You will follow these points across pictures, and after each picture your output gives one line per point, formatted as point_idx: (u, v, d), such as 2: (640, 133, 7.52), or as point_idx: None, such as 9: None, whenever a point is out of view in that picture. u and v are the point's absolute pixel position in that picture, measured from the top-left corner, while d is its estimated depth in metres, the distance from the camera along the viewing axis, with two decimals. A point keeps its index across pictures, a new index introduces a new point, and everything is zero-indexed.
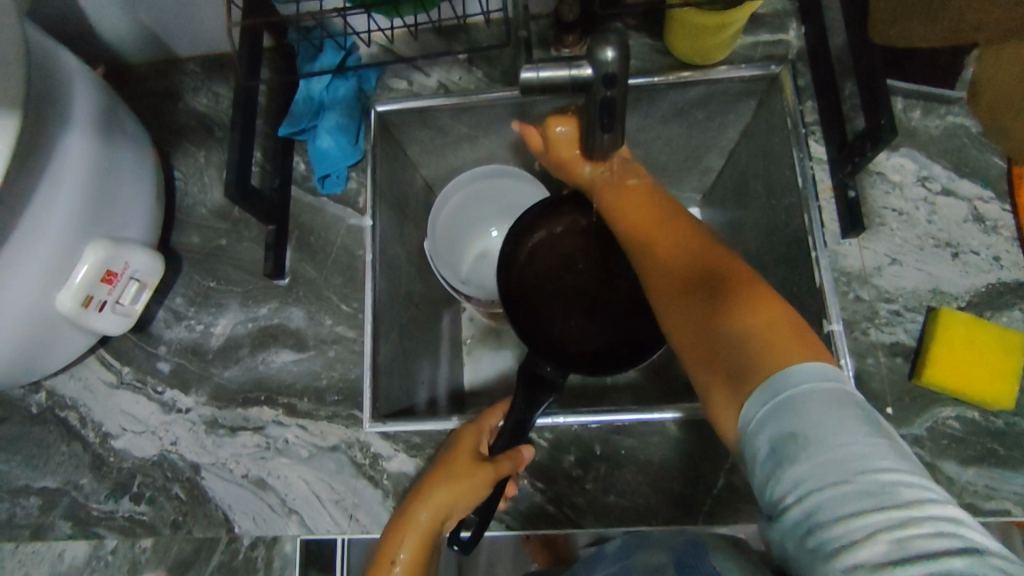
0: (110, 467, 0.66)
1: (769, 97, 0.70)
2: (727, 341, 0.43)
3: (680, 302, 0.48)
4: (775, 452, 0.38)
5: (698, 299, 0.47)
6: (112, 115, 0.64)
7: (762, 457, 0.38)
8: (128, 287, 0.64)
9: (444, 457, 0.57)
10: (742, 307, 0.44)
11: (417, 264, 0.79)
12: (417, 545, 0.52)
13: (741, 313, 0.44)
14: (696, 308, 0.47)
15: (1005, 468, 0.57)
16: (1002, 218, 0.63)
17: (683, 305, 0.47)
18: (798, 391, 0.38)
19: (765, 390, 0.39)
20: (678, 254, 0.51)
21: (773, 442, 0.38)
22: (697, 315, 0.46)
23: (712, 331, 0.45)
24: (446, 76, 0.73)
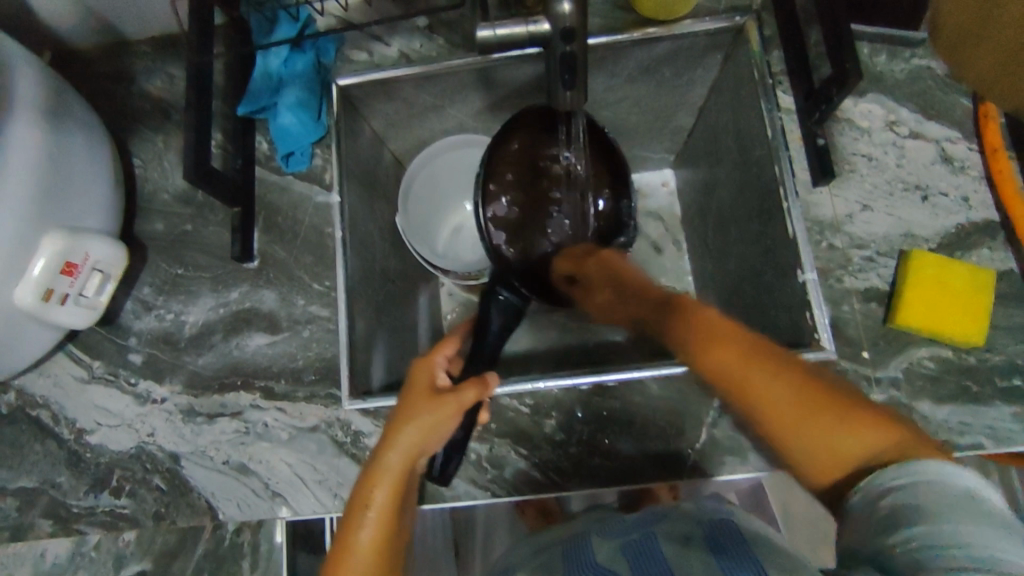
0: (87, 463, 0.65)
1: (734, 50, 0.69)
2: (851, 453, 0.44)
3: (779, 387, 0.48)
4: (891, 515, 0.38)
5: (811, 420, 0.46)
6: (61, 101, 0.61)
7: (875, 519, 0.39)
8: (91, 278, 0.63)
9: (406, 395, 0.55)
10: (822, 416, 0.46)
11: (390, 240, 0.78)
12: (390, 487, 0.50)
13: (858, 433, 0.44)
14: (813, 430, 0.45)
15: (977, 403, 0.58)
16: (969, 158, 0.63)
17: (782, 389, 0.47)
18: (930, 473, 0.39)
19: (901, 470, 0.40)
20: (773, 378, 0.48)
21: (891, 508, 0.39)
22: (812, 437, 0.45)
23: (823, 441, 0.45)
24: (407, 44, 0.71)
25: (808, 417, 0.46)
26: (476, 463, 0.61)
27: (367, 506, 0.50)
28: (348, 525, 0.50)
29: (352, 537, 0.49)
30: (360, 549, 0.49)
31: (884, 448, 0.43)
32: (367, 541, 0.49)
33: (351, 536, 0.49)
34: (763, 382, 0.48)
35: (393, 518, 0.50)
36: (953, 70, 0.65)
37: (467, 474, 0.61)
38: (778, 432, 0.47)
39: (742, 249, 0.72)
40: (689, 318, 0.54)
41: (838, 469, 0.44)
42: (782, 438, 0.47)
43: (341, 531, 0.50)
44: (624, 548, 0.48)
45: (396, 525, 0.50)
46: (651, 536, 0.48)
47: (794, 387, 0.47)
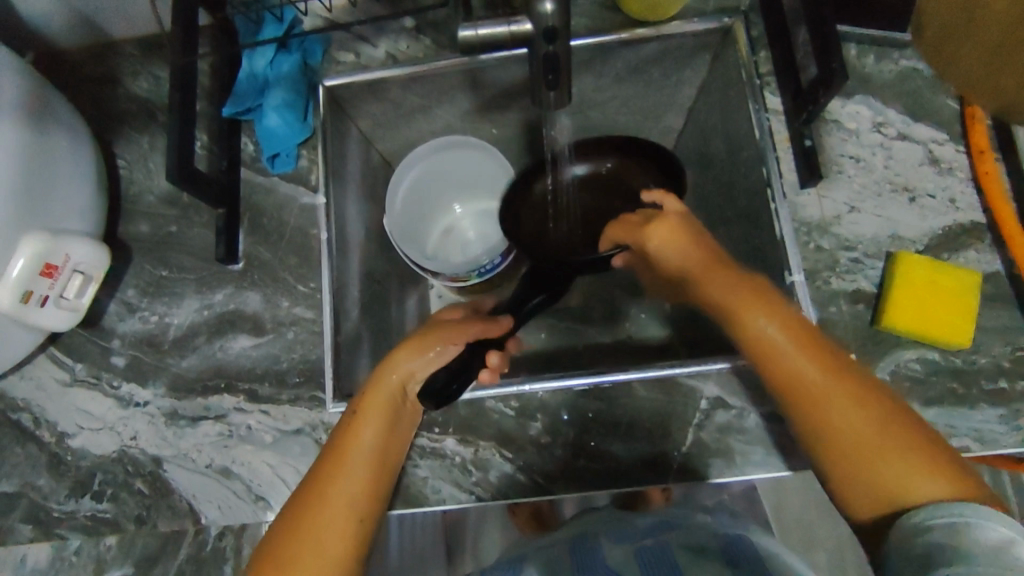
0: (68, 467, 0.64)
1: (722, 50, 0.68)
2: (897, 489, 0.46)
3: (860, 417, 0.48)
4: (928, 553, 0.41)
5: (890, 460, 0.46)
6: (43, 100, 0.61)
7: (916, 551, 0.42)
8: (72, 280, 0.62)
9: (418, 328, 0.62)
10: (901, 461, 0.46)
11: (378, 242, 0.77)
12: (387, 396, 0.56)
13: (932, 479, 0.45)
14: (875, 467, 0.46)
15: (964, 405, 0.57)
16: (956, 160, 0.63)
17: (863, 420, 0.47)
18: (968, 518, 0.42)
19: (944, 509, 0.43)
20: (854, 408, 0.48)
21: (927, 548, 0.42)
22: (883, 473, 0.46)
23: (896, 484, 0.46)
24: (394, 45, 0.71)
25: (882, 455, 0.46)
26: (460, 466, 0.61)
27: (365, 413, 0.56)
28: (347, 435, 0.55)
29: (351, 442, 0.55)
30: (358, 453, 0.54)
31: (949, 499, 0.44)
32: (364, 446, 0.54)
33: (350, 447, 0.54)
34: (851, 410, 0.48)
35: (387, 426, 0.56)
36: (939, 72, 0.65)
37: (452, 477, 0.60)
38: (849, 462, 0.47)
39: (730, 251, 0.71)
40: (786, 314, 0.52)
41: (875, 501, 0.46)
42: (837, 466, 0.48)
43: (340, 441, 0.55)
44: (639, 553, 0.48)
45: (390, 433, 0.56)
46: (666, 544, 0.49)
47: (879, 426, 0.47)
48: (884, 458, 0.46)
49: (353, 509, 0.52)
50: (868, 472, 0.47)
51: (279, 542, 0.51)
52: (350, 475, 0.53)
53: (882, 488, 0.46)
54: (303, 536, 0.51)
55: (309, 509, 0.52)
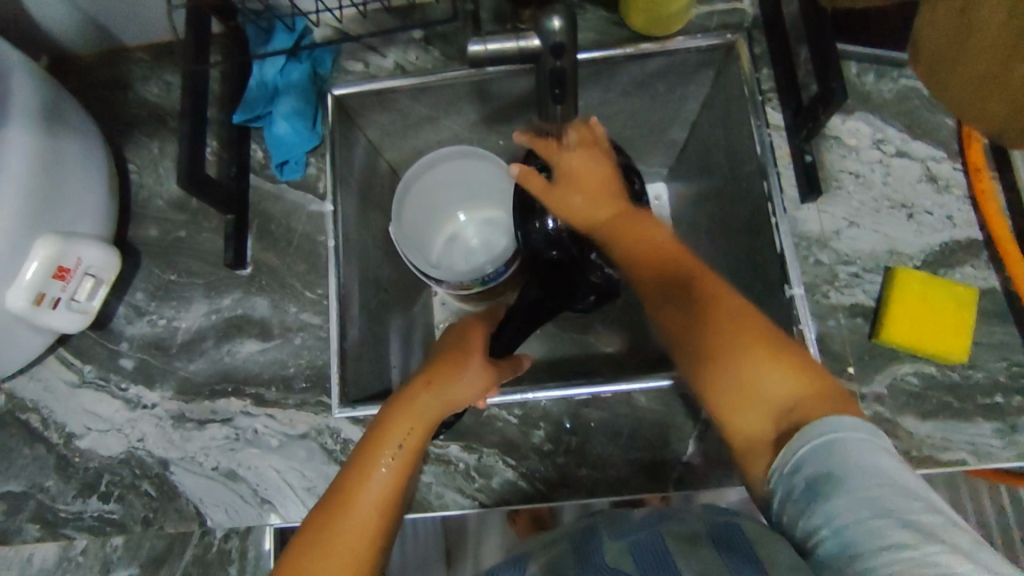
0: (76, 468, 0.65)
1: (726, 66, 0.70)
2: (762, 394, 0.47)
3: (704, 315, 0.51)
4: (809, 492, 0.40)
5: (752, 366, 0.48)
6: (56, 106, 0.62)
7: (795, 495, 0.41)
8: (83, 283, 0.63)
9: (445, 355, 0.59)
10: (756, 364, 0.48)
11: (384, 248, 0.78)
12: (421, 426, 0.54)
13: (789, 378, 0.47)
14: (745, 375, 0.47)
15: (959, 420, 0.58)
16: (954, 178, 0.64)
17: (716, 318, 0.51)
18: (829, 437, 0.41)
19: (803, 433, 0.42)
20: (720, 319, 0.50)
21: (808, 484, 0.41)
22: (755, 383, 0.47)
23: (764, 396, 0.46)
24: (403, 56, 0.72)
25: (745, 347, 0.48)
26: (464, 472, 0.62)
27: (397, 445, 0.53)
28: (376, 453, 0.52)
29: (373, 468, 0.52)
30: (377, 481, 0.51)
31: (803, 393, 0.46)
32: (387, 473, 0.52)
33: (371, 470, 0.51)
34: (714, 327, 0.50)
35: (413, 462, 0.53)
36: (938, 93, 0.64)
37: (455, 483, 0.61)
38: (715, 383, 0.49)
39: (731, 263, 0.73)
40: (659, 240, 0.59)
41: (757, 416, 0.46)
42: (707, 379, 0.50)
43: (359, 464, 0.52)
44: (632, 544, 0.44)
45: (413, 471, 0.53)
46: (659, 535, 0.44)
47: (731, 326, 0.50)
48: (742, 358, 0.48)
49: (382, 528, 0.50)
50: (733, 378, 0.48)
51: (296, 555, 0.48)
52: (378, 491, 0.51)
53: (755, 400, 0.47)
54: (326, 554, 0.47)
55: (333, 524, 0.49)
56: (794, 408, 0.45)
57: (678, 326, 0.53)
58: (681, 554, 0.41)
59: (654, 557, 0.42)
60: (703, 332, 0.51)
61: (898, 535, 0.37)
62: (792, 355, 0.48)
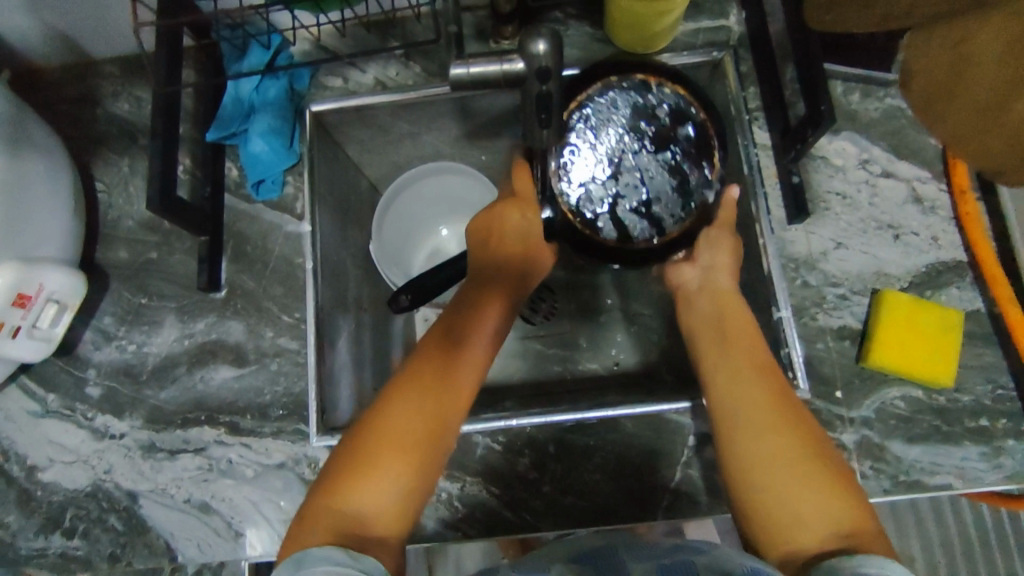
0: (38, 502, 0.62)
1: (711, 84, 0.69)
2: (816, 514, 0.47)
3: (787, 413, 0.52)
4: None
5: (805, 489, 0.48)
6: (18, 124, 0.59)
7: None
8: (47, 310, 0.60)
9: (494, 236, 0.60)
10: (818, 480, 0.48)
11: (364, 267, 0.76)
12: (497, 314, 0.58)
13: (840, 498, 0.48)
14: (810, 491, 0.48)
15: (948, 444, 0.58)
16: (939, 199, 0.64)
17: (777, 415, 0.51)
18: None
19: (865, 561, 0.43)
20: (777, 433, 0.50)
21: None
22: (796, 498, 0.48)
23: (808, 516, 0.47)
24: (383, 72, 0.70)
25: (806, 452, 0.50)
26: (446, 503, 0.60)
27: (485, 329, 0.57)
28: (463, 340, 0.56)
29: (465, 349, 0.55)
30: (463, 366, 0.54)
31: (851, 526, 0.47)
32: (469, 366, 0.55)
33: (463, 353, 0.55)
34: (776, 454, 0.49)
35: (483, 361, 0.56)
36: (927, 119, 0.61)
37: (438, 514, 0.59)
38: (768, 452, 0.50)
39: None
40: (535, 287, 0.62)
41: (813, 528, 0.47)
42: (764, 469, 0.50)
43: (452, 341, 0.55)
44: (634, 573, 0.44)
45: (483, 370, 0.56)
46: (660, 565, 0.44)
47: (798, 428, 0.51)
48: (802, 464, 0.49)
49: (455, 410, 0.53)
50: (790, 493, 0.48)
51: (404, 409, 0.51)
52: (456, 376, 0.54)
53: (803, 521, 0.47)
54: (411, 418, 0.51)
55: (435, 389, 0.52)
56: (852, 534, 0.46)
57: (756, 418, 0.51)
58: None
59: None
60: (783, 428, 0.51)
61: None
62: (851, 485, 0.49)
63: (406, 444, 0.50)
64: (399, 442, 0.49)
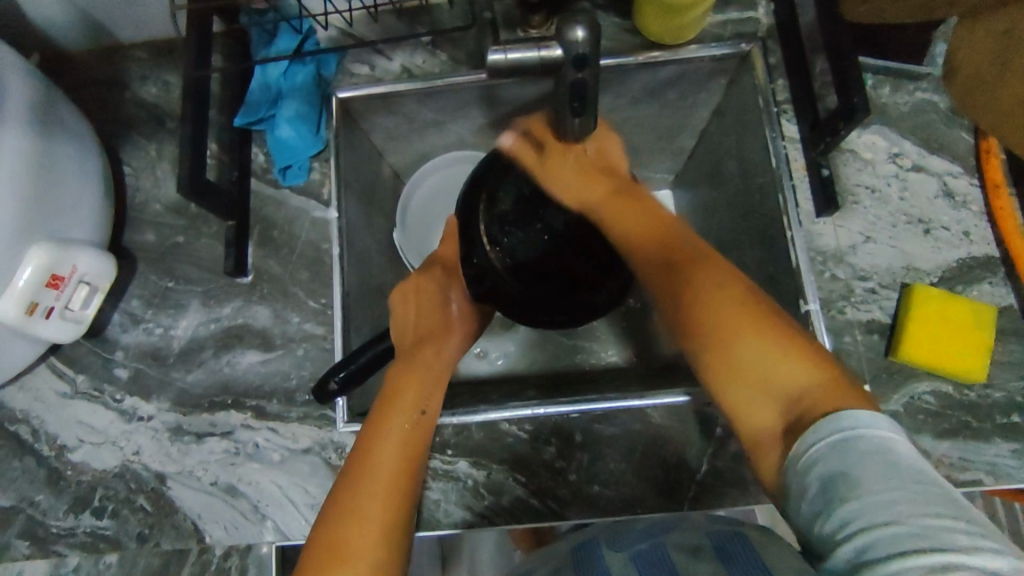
0: (68, 482, 0.63)
1: (739, 75, 0.69)
2: (774, 383, 0.42)
3: (705, 275, 0.46)
4: (825, 489, 0.35)
5: (747, 338, 0.43)
6: (51, 106, 0.59)
7: (810, 495, 0.36)
8: (78, 291, 0.60)
9: (414, 309, 0.61)
10: (751, 331, 0.43)
11: (387, 255, 0.77)
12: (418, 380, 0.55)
13: (796, 357, 0.42)
14: (758, 354, 0.42)
15: (977, 440, 0.58)
16: (970, 194, 0.64)
17: (671, 278, 0.48)
18: (849, 430, 0.36)
19: (819, 429, 0.37)
20: (703, 278, 0.46)
21: (822, 479, 0.36)
22: (737, 353, 0.43)
23: (761, 384, 0.42)
24: (410, 59, 0.70)
25: (748, 312, 0.44)
26: (473, 490, 0.60)
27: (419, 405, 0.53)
28: (382, 415, 0.52)
29: (388, 424, 0.51)
30: (392, 439, 0.50)
31: (813, 382, 0.41)
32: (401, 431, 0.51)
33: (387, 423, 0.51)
34: (715, 306, 0.44)
35: (425, 425, 0.53)
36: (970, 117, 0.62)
37: (464, 501, 0.60)
38: (692, 317, 0.46)
39: (742, 276, 0.71)
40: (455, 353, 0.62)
41: (761, 398, 0.42)
42: (697, 341, 0.45)
43: (369, 429, 0.51)
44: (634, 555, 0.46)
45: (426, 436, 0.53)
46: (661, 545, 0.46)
47: (738, 281, 0.46)
48: (738, 327, 0.44)
49: (406, 471, 0.49)
50: (722, 351, 0.44)
51: (339, 507, 0.46)
52: (388, 450, 0.49)
53: (758, 398, 0.42)
54: (355, 505, 0.46)
55: (363, 471, 0.48)
56: (803, 396, 0.40)
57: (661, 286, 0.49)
58: (682, 560, 0.43)
59: (653, 561, 0.44)
60: (704, 291, 0.46)
61: (926, 522, 0.32)
62: (812, 349, 0.43)
63: (362, 535, 0.45)
64: (354, 525, 0.45)
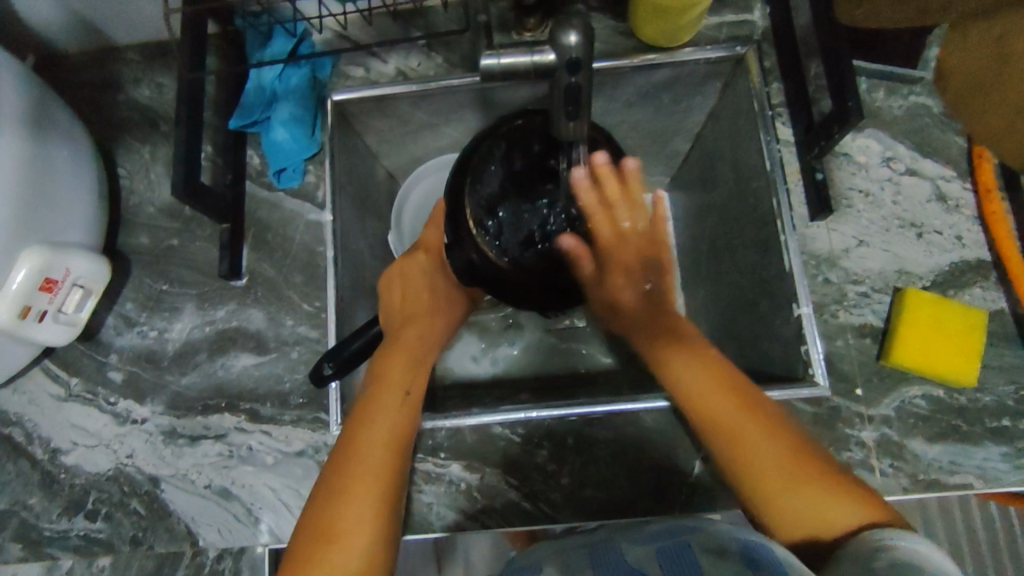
0: (61, 485, 0.63)
1: (733, 79, 0.69)
2: (793, 495, 0.49)
3: (722, 397, 0.54)
4: (894, 570, 0.41)
5: (767, 450, 0.51)
6: (46, 110, 0.59)
7: (876, 571, 0.42)
8: (71, 294, 0.60)
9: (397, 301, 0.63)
10: (768, 447, 0.51)
11: (382, 257, 0.77)
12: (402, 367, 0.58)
13: (834, 494, 0.49)
14: (788, 487, 0.49)
15: (968, 443, 0.58)
16: (963, 198, 0.64)
17: (716, 399, 0.54)
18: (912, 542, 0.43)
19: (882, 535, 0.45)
20: (731, 407, 0.53)
21: (892, 563, 0.42)
22: (759, 461, 0.51)
23: (789, 506, 0.49)
24: (405, 61, 0.70)
25: (793, 461, 0.50)
26: (466, 492, 0.60)
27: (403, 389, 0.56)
28: (368, 407, 0.54)
29: (373, 414, 0.54)
30: (376, 429, 0.53)
31: (858, 520, 0.47)
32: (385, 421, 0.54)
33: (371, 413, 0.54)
34: (729, 414, 0.53)
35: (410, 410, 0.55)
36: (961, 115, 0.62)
37: (456, 504, 0.60)
38: (729, 437, 0.52)
39: (735, 279, 0.71)
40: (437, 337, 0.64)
41: (809, 522, 0.48)
42: (729, 463, 0.52)
43: (354, 423, 0.54)
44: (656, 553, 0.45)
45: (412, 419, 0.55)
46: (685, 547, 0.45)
47: (760, 415, 0.52)
48: (762, 450, 0.51)
49: (391, 459, 0.52)
50: (759, 474, 0.51)
51: (329, 498, 0.49)
52: (375, 441, 0.52)
53: (784, 507, 0.49)
54: (344, 496, 0.49)
55: (350, 463, 0.51)
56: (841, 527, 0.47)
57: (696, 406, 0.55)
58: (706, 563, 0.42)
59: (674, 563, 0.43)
60: (714, 413, 0.53)
61: None
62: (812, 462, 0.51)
63: (350, 524, 0.48)
64: (346, 516, 0.48)
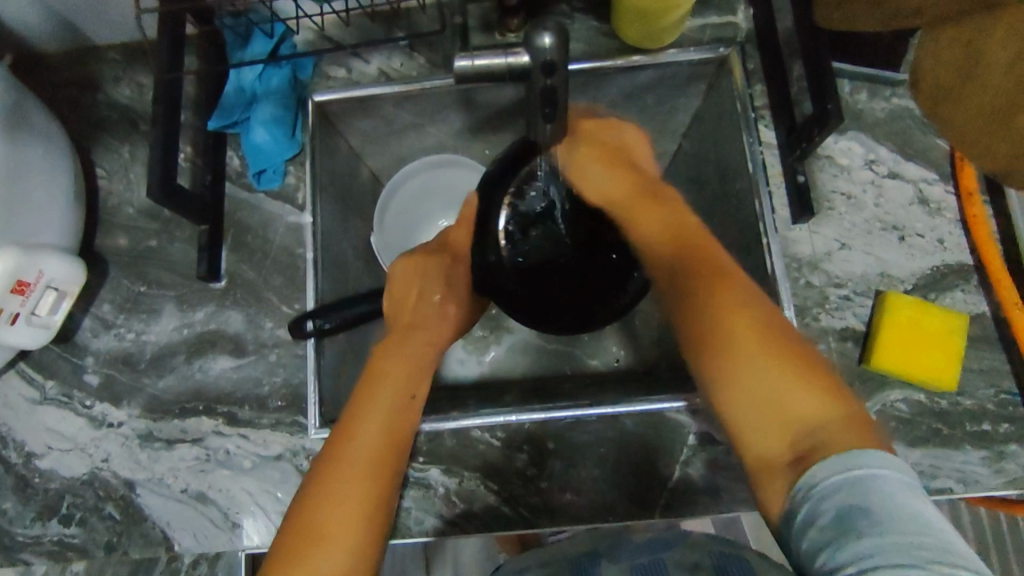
0: (35, 489, 0.62)
1: (717, 80, 0.68)
2: (772, 399, 0.42)
3: (726, 294, 0.46)
4: (840, 522, 0.36)
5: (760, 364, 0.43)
6: (20, 109, 0.58)
7: (821, 523, 0.37)
8: (45, 296, 0.59)
9: (405, 302, 0.63)
10: (760, 357, 0.43)
11: (364, 259, 0.76)
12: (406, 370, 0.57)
13: (808, 387, 0.42)
14: (764, 379, 0.42)
15: (948, 447, 0.58)
16: (945, 201, 0.64)
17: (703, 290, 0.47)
18: (867, 471, 0.37)
19: (834, 461, 0.38)
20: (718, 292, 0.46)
21: (838, 512, 0.36)
22: (749, 377, 0.43)
23: (766, 411, 0.42)
24: (386, 62, 0.70)
25: (777, 351, 0.43)
26: (444, 497, 0.59)
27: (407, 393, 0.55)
28: (367, 401, 0.53)
29: (371, 410, 0.53)
30: (373, 426, 0.52)
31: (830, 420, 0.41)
32: (382, 420, 0.52)
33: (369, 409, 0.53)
34: (729, 310, 0.45)
35: (409, 414, 0.54)
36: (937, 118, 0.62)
37: (435, 508, 0.59)
38: (707, 324, 0.45)
39: None
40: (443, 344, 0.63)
41: (776, 428, 0.41)
42: (706, 351, 0.45)
43: (351, 416, 0.52)
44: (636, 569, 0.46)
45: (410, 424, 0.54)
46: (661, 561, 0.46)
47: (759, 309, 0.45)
48: (752, 347, 0.43)
49: (384, 459, 0.50)
50: (736, 371, 0.43)
51: (315, 488, 0.48)
52: (370, 437, 0.51)
53: (763, 426, 0.42)
54: (331, 488, 0.48)
55: (341, 455, 0.49)
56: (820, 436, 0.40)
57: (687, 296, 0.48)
58: None
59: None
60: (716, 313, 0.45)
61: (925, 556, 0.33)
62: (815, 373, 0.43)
63: (335, 517, 0.46)
64: (331, 508, 0.47)
